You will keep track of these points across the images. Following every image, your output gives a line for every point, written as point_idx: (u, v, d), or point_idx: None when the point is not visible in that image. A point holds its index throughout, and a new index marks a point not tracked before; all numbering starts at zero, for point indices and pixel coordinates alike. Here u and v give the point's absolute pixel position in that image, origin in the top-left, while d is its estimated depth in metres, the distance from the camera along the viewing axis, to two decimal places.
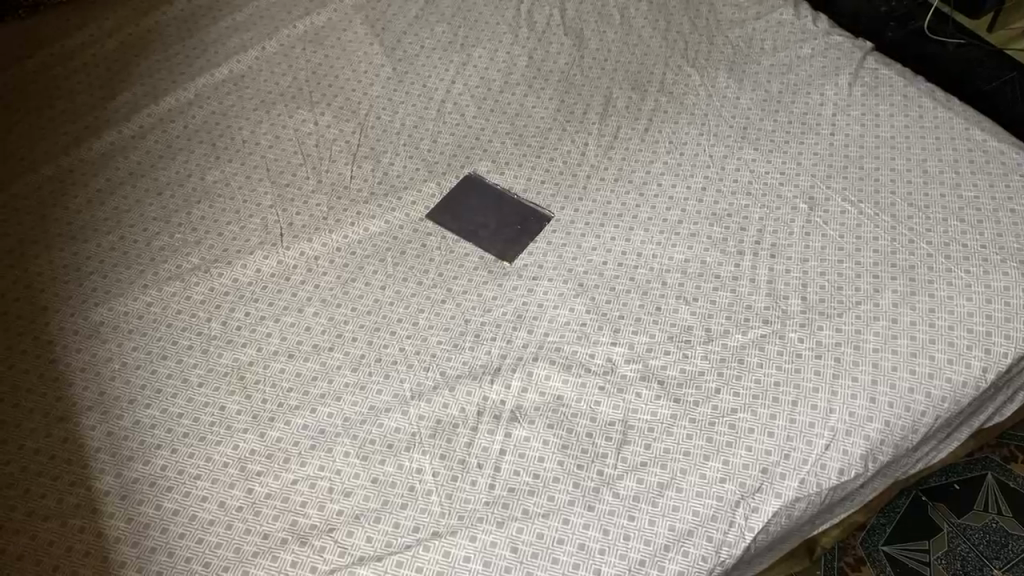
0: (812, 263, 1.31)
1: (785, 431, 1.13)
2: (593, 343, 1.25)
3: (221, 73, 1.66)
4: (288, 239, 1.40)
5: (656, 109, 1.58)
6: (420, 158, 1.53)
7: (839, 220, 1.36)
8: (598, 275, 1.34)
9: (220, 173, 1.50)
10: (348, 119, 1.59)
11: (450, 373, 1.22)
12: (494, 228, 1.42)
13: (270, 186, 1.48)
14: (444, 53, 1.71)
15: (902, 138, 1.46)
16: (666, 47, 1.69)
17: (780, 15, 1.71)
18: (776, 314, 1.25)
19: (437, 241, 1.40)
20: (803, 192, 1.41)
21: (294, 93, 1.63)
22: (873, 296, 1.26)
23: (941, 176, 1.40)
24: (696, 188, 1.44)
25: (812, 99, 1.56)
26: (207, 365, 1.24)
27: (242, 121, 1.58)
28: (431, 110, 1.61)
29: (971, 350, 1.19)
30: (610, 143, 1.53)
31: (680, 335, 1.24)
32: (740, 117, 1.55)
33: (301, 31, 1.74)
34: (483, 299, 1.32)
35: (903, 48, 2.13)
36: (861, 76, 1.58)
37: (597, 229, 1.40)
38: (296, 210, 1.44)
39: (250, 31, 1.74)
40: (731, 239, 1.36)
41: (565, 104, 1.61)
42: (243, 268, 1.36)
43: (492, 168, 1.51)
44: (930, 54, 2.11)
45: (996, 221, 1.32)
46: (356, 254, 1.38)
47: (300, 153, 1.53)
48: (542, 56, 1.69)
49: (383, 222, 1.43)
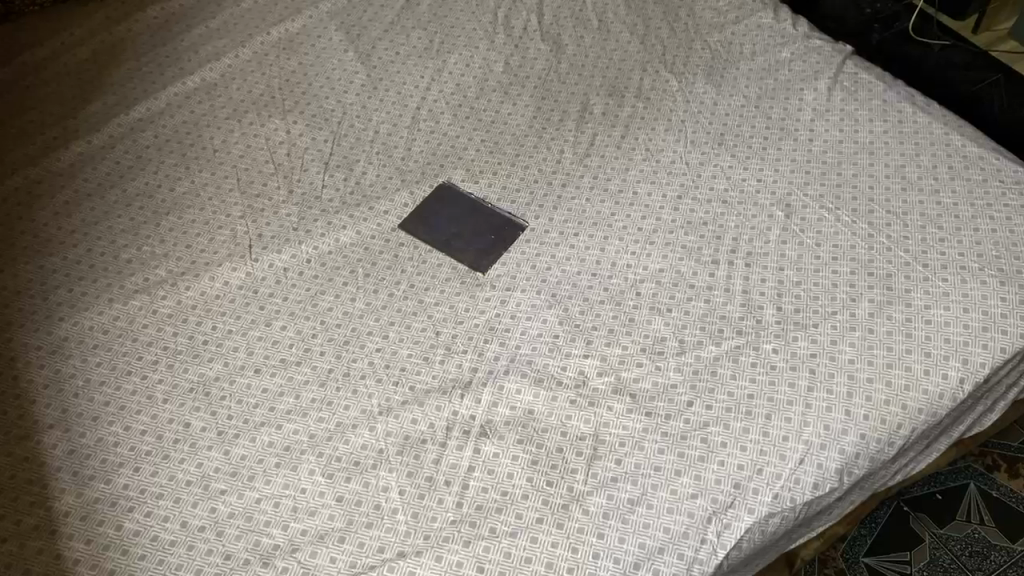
0: (788, 272, 1.29)
1: (758, 444, 1.11)
2: (565, 355, 1.23)
3: (193, 81, 1.63)
4: (257, 251, 1.38)
5: (633, 115, 1.56)
6: (393, 167, 1.51)
7: (816, 227, 1.34)
8: (571, 286, 1.32)
9: (190, 184, 1.48)
10: (322, 128, 1.57)
11: (420, 388, 1.20)
12: (468, 238, 1.40)
13: (240, 197, 1.46)
14: (420, 59, 1.68)
15: (881, 144, 1.44)
16: (644, 52, 1.67)
17: (759, 20, 1.70)
18: (751, 325, 1.23)
19: (409, 252, 1.39)
20: (780, 200, 1.39)
21: (266, 101, 1.61)
22: (849, 305, 1.24)
23: (921, 183, 1.38)
24: (672, 196, 1.42)
25: (791, 104, 1.54)
26: (172, 381, 1.22)
27: (213, 130, 1.56)
28: (405, 117, 1.59)
29: (947, 360, 1.17)
30: (586, 151, 1.51)
31: (653, 347, 1.22)
32: (717, 124, 1.53)
33: (275, 38, 1.72)
34: (455, 310, 1.30)
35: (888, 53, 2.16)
36: (840, 80, 1.56)
37: (571, 238, 1.39)
38: (266, 220, 1.42)
39: (224, 39, 1.72)
40: (706, 247, 1.34)
41: (541, 110, 1.59)
42: (211, 280, 1.34)
43: (466, 177, 1.49)
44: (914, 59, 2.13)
45: (975, 228, 1.30)
46: (327, 265, 1.36)
47: (272, 162, 1.51)
48: (519, 62, 1.67)
49: (355, 233, 1.41)
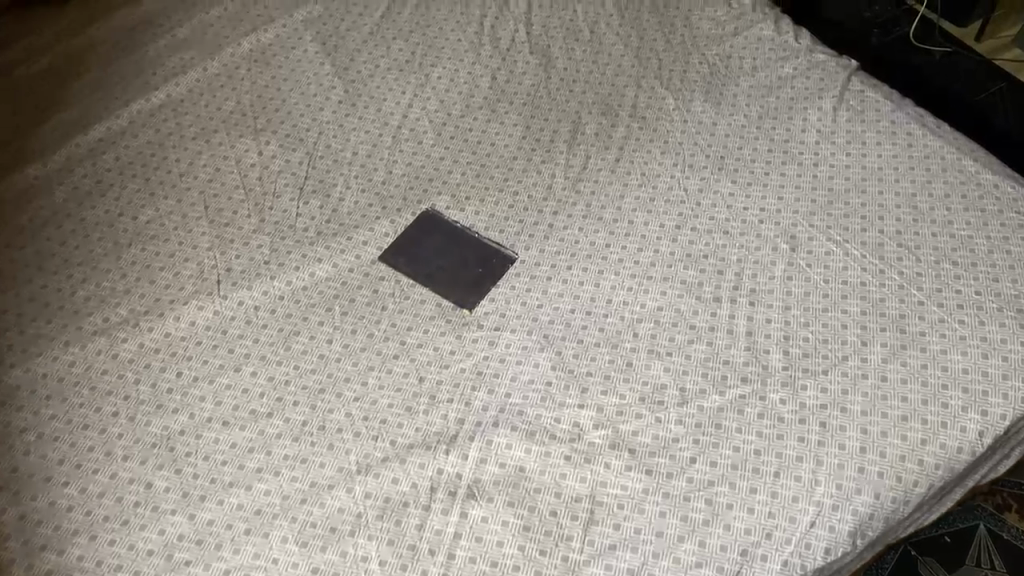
0: (794, 312, 1.21)
1: (766, 506, 1.04)
2: (558, 405, 1.14)
3: (158, 96, 1.53)
4: (225, 288, 1.28)
5: (628, 136, 1.47)
6: (373, 192, 1.41)
7: (823, 262, 1.26)
8: (564, 326, 1.23)
9: (155, 212, 1.37)
10: (296, 148, 1.47)
11: (402, 443, 1.11)
12: (454, 272, 1.31)
13: (207, 226, 1.36)
14: (401, 73, 1.59)
15: (891, 170, 1.37)
16: (638, 67, 1.58)
17: (760, 31, 1.61)
18: (756, 372, 1.15)
19: (390, 287, 1.30)
20: (785, 231, 1.31)
21: (237, 120, 1.51)
22: (860, 350, 1.16)
23: (933, 214, 1.30)
24: (670, 226, 1.34)
25: (794, 124, 1.46)
26: (133, 435, 1.13)
27: (179, 152, 1.46)
28: (386, 137, 1.49)
29: (966, 412, 1.10)
30: (578, 175, 1.42)
31: (653, 396, 1.14)
32: (717, 146, 1.44)
33: (246, 49, 1.62)
34: (439, 353, 1.21)
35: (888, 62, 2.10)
36: (845, 99, 1.48)
37: (563, 272, 1.30)
38: (236, 252, 1.32)
39: (192, 50, 1.61)
40: (708, 283, 1.26)
41: (531, 130, 1.49)
42: (177, 321, 1.24)
43: (451, 204, 1.40)
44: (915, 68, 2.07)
45: (992, 264, 1.23)
46: (301, 303, 1.27)
47: (242, 188, 1.41)
48: (506, 77, 1.58)
49: (331, 266, 1.31)
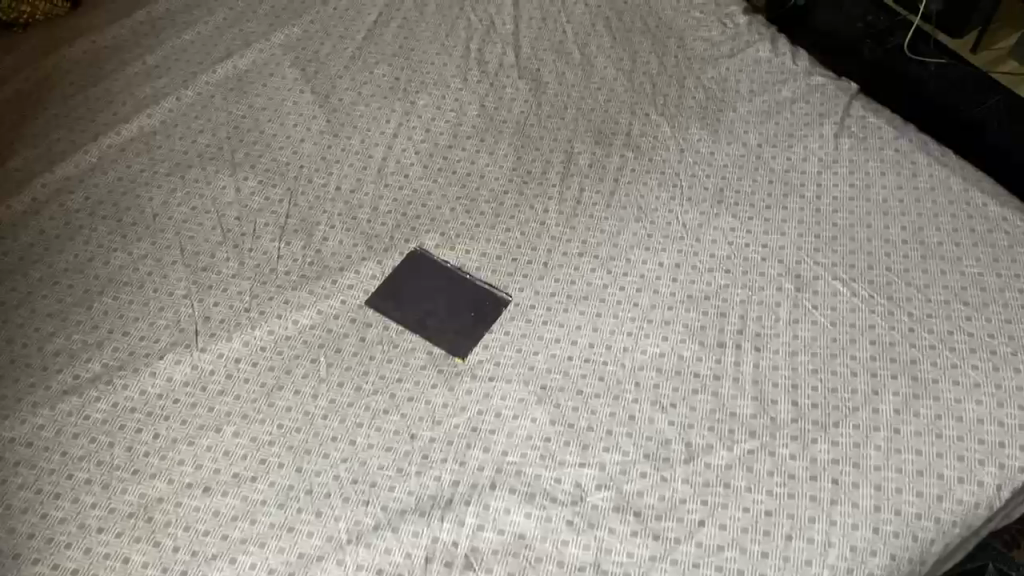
0: (801, 358, 1.16)
1: (779, 572, 0.99)
2: (559, 464, 1.08)
3: (129, 129, 1.45)
4: (203, 339, 1.21)
5: (623, 167, 1.41)
6: (358, 231, 1.35)
7: (830, 303, 1.21)
8: (562, 375, 1.17)
9: (127, 256, 1.30)
10: (276, 184, 1.40)
11: (394, 508, 1.06)
12: (445, 316, 1.25)
13: (184, 271, 1.29)
14: (385, 100, 1.52)
15: (897, 202, 1.32)
16: (631, 91, 1.52)
17: (756, 53, 1.56)
18: (764, 424, 1.10)
19: (378, 334, 1.23)
20: (789, 270, 1.26)
21: (213, 153, 1.44)
22: (871, 399, 1.11)
23: (941, 250, 1.25)
24: (670, 264, 1.28)
25: (795, 153, 1.41)
26: (108, 505, 1.07)
27: (152, 190, 1.39)
28: (371, 170, 1.42)
29: (982, 465, 1.05)
30: (573, 209, 1.37)
31: (657, 453, 1.09)
32: (715, 177, 1.39)
33: (221, 76, 1.54)
34: (432, 407, 1.15)
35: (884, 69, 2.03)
36: (847, 125, 1.43)
37: (560, 315, 1.24)
38: (214, 299, 1.26)
39: (164, 78, 1.54)
40: (711, 327, 1.21)
41: (521, 161, 1.44)
42: (152, 376, 1.18)
43: (440, 242, 1.34)
44: (913, 76, 2.01)
45: (1003, 304, 1.19)
46: (284, 354, 1.21)
47: (220, 229, 1.34)
48: (495, 103, 1.52)
49: (316, 313, 1.25)
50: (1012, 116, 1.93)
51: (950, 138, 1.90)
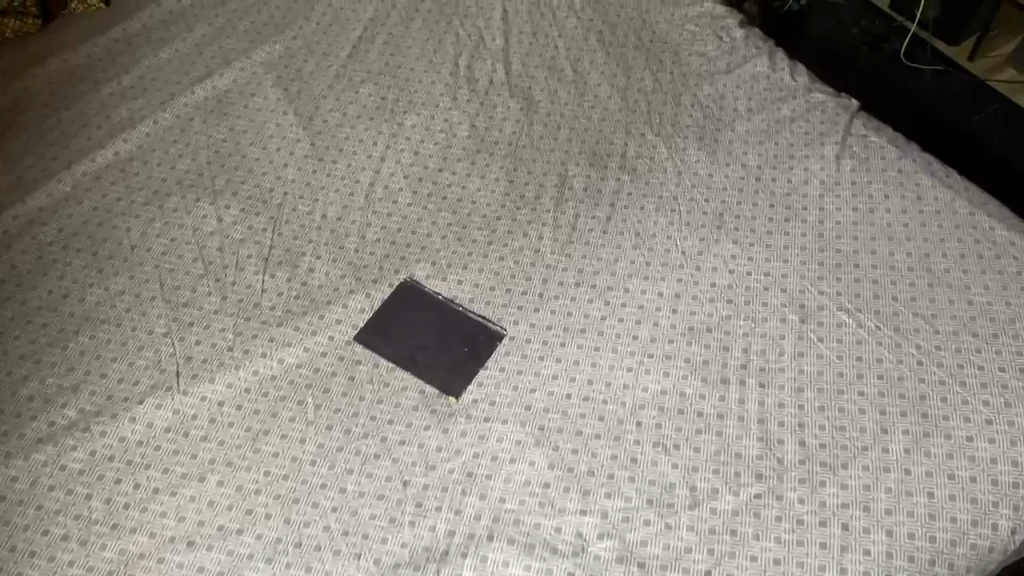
0: (807, 394, 1.12)
1: None
2: (559, 511, 1.04)
3: (104, 155, 1.39)
4: (185, 381, 1.16)
5: (619, 190, 1.37)
6: (346, 262, 1.29)
7: (835, 335, 1.18)
8: (560, 415, 1.13)
9: (104, 292, 1.25)
10: (259, 212, 1.34)
11: (387, 562, 1.01)
12: (437, 351, 1.21)
13: (164, 307, 1.24)
14: (372, 121, 1.47)
15: (902, 227, 1.28)
16: (626, 110, 1.48)
17: (754, 68, 1.52)
18: (770, 466, 1.06)
19: (367, 372, 1.18)
20: (792, 300, 1.22)
21: (193, 180, 1.38)
22: (881, 438, 1.08)
23: (948, 277, 1.22)
24: (669, 294, 1.24)
25: (795, 175, 1.37)
26: (87, 563, 1.02)
27: (129, 220, 1.33)
28: (358, 196, 1.37)
29: (996, 507, 1.02)
30: (568, 236, 1.32)
31: (661, 498, 1.05)
32: (714, 201, 1.34)
33: (201, 97, 1.49)
34: (425, 451, 1.11)
35: (880, 78, 1.99)
36: (848, 145, 1.39)
37: (557, 349, 1.20)
38: (196, 338, 1.21)
39: (141, 100, 1.48)
40: (713, 362, 1.16)
41: (514, 185, 1.39)
42: (132, 422, 1.12)
43: (432, 272, 1.29)
44: (909, 86, 1.98)
45: (1013, 335, 1.15)
46: (270, 396, 1.16)
47: (201, 261, 1.29)
48: (485, 124, 1.47)
49: (302, 350, 1.20)
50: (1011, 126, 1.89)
51: (951, 151, 1.86)
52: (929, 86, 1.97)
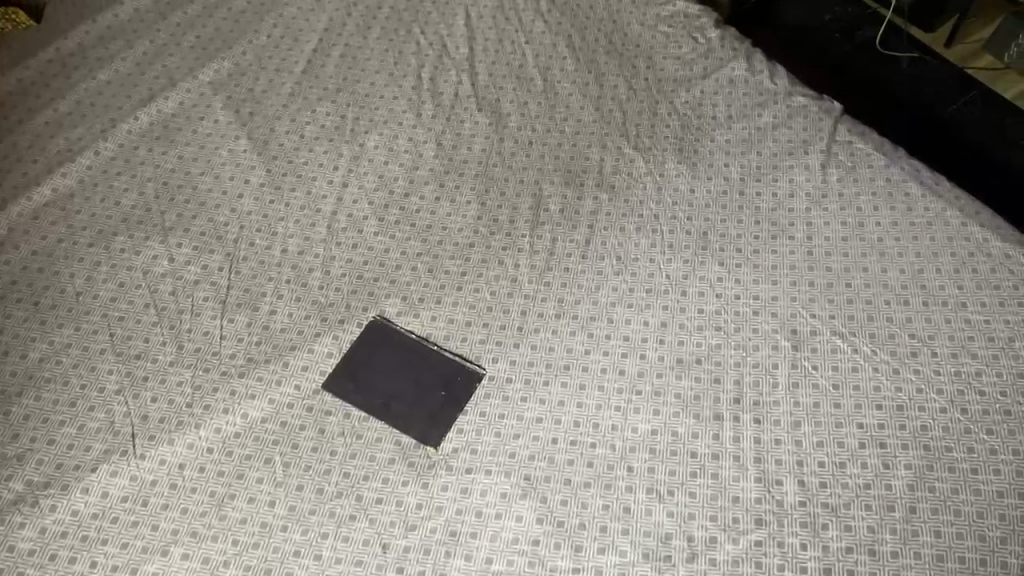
0: (804, 428, 1.07)
1: None
2: (549, 570, 0.98)
3: (42, 193, 1.29)
4: (141, 444, 1.08)
5: (597, 210, 1.30)
6: (310, 301, 1.21)
7: (830, 362, 1.12)
8: (547, 462, 1.06)
9: (48, 347, 1.15)
10: (214, 250, 1.25)
11: None
12: (412, 398, 1.13)
13: (114, 361, 1.15)
14: (331, 143, 1.38)
15: (893, 241, 1.23)
16: (600, 122, 1.40)
17: (732, 71, 1.45)
18: (770, 511, 1.01)
19: (338, 424, 1.11)
20: (784, 325, 1.16)
21: (141, 217, 1.28)
22: (883, 474, 1.03)
23: (943, 295, 1.17)
24: (655, 323, 1.18)
25: (779, 188, 1.31)
26: None
27: (73, 264, 1.23)
28: (320, 227, 1.28)
29: (1005, 544, 0.97)
30: (546, 263, 1.24)
31: (657, 550, 0.99)
32: (697, 219, 1.28)
33: (145, 123, 1.38)
34: (404, 509, 1.04)
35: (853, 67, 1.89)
36: (834, 153, 1.33)
37: (540, 389, 1.12)
38: (151, 394, 1.12)
39: (79, 128, 1.37)
40: (705, 397, 1.10)
41: (486, 208, 1.31)
42: (85, 493, 1.04)
43: (403, 308, 1.21)
44: (883, 74, 1.87)
45: (1013, 355, 1.11)
46: (235, 455, 1.08)
47: (154, 307, 1.20)
48: (453, 141, 1.38)
49: (267, 403, 1.12)
50: (1009, 130, 1.76)
51: (941, 156, 1.72)
52: (919, 89, 1.84)
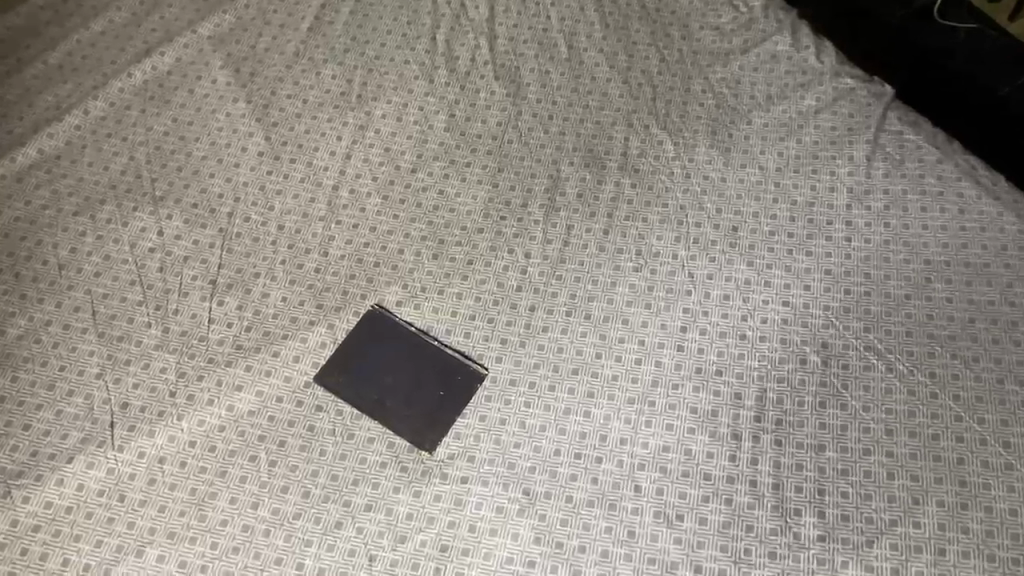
0: (829, 454, 0.99)
1: None
2: None
3: (27, 154, 1.21)
4: (120, 435, 1.02)
5: (618, 197, 1.20)
6: (305, 285, 1.13)
7: (862, 381, 1.03)
8: (548, 476, 0.99)
9: (27, 323, 1.09)
10: (206, 223, 1.17)
11: None
12: (407, 395, 1.06)
13: (96, 342, 1.08)
14: (336, 110, 1.28)
15: (940, 248, 1.12)
16: (628, 97, 1.29)
17: (775, 46, 1.32)
18: (786, 545, 0.94)
19: (329, 422, 1.04)
20: (814, 336, 1.07)
21: (130, 184, 1.20)
22: (912, 510, 0.95)
23: (993, 311, 1.07)
24: (674, 327, 1.09)
25: (819, 181, 1.19)
26: None
27: (57, 233, 1.16)
28: (319, 203, 1.20)
29: None
30: (559, 254, 1.15)
31: None
32: (726, 212, 1.18)
33: (139, 81, 1.29)
34: (394, 519, 0.97)
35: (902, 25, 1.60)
36: (882, 143, 1.21)
37: (546, 394, 1.05)
38: (133, 379, 1.06)
39: (68, 83, 1.28)
40: (723, 412, 1.02)
41: (498, 189, 1.21)
42: (59, 485, 0.99)
43: (403, 297, 1.12)
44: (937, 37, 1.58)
45: None
46: (218, 451, 1.02)
47: (140, 285, 1.12)
48: (466, 113, 1.28)
49: (254, 396, 1.05)
50: None
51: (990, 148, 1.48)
52: (974, 69, 1.54)
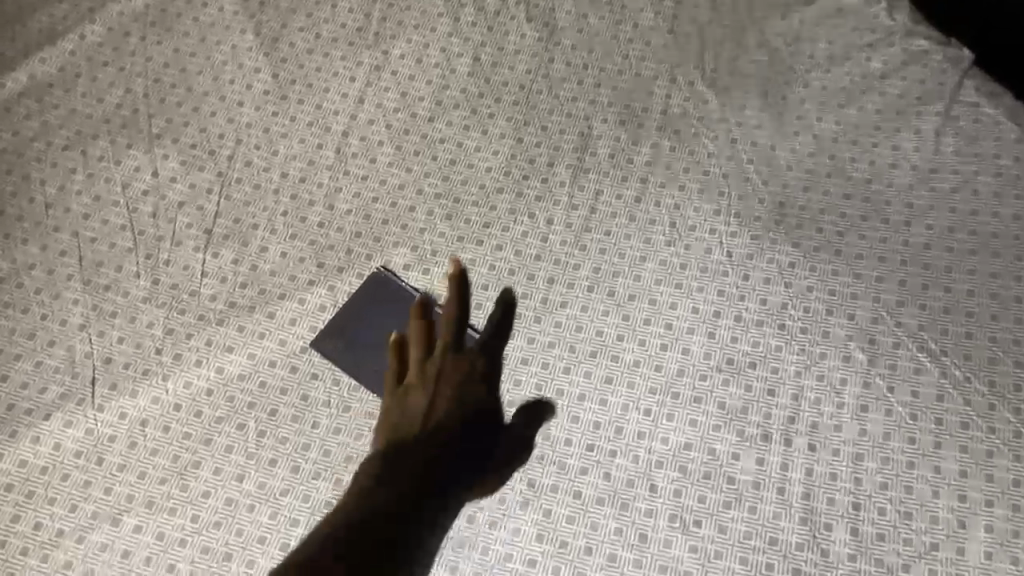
0: (868, 464, 0.89)
1: None
2: None
3: (18, 81, 1.13)
4: (101, 393, 0.95)
5: (655, 161, 1.09)
6: (307, 240, 1.04)
7: (911, 386, 0.93)
8: (557, 468, 0.91)
9: (9, 265, 1.02)
10: (204, 166, 1.08)
11: None
12: None
13: (80, 290, 1.01)
14: (351, 48, 1.17)
15: (1011, 240, 1.00)
16: (672, 49, 1.16)
17: None
18: (812, 562, 0.85)
19: (323, 393, 0.96)
20: (861, 332, 0.96)
21: (125, 118, 1.11)
22: (956, 535, 0.85)
23: None
24: (706, 311, 0.99)
25: (880, 156, 1.07)
26: None
27: (45, 169, 1.08)
28: (327, 150, 1.10)
29: None
30: (585, 221, 1.05)
31: None
32: (773, 185, 1.06)
33: (140, 6, 1.19)
34: None
35: None
36: (954, 116, 1.08)
37: (560, 378, 0.96)
38: (118, 333, 0.98)
39: (65, 5, 1.19)
40: (753, 410, 0.93)
41: (522, 145, 1.10)
42: (35, 443, 0.93)
43: (412, 260, 1.03)
44: None
45: None
46: (204, 416, 0.95)
47: (130, 230, 1.04)
48: (493, 57, 1.16)
49: (246, 358, 0.97)
50: None
51: None
52: None
